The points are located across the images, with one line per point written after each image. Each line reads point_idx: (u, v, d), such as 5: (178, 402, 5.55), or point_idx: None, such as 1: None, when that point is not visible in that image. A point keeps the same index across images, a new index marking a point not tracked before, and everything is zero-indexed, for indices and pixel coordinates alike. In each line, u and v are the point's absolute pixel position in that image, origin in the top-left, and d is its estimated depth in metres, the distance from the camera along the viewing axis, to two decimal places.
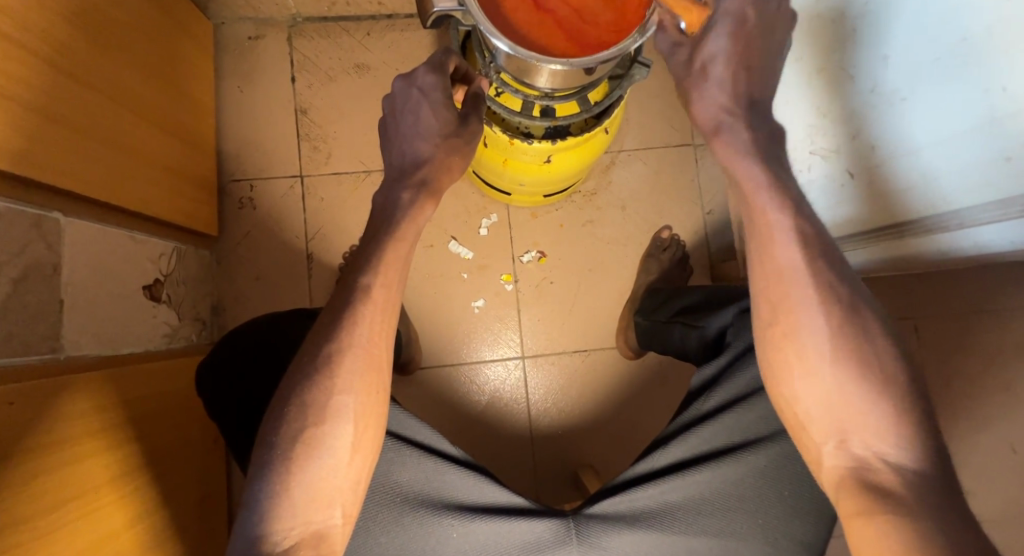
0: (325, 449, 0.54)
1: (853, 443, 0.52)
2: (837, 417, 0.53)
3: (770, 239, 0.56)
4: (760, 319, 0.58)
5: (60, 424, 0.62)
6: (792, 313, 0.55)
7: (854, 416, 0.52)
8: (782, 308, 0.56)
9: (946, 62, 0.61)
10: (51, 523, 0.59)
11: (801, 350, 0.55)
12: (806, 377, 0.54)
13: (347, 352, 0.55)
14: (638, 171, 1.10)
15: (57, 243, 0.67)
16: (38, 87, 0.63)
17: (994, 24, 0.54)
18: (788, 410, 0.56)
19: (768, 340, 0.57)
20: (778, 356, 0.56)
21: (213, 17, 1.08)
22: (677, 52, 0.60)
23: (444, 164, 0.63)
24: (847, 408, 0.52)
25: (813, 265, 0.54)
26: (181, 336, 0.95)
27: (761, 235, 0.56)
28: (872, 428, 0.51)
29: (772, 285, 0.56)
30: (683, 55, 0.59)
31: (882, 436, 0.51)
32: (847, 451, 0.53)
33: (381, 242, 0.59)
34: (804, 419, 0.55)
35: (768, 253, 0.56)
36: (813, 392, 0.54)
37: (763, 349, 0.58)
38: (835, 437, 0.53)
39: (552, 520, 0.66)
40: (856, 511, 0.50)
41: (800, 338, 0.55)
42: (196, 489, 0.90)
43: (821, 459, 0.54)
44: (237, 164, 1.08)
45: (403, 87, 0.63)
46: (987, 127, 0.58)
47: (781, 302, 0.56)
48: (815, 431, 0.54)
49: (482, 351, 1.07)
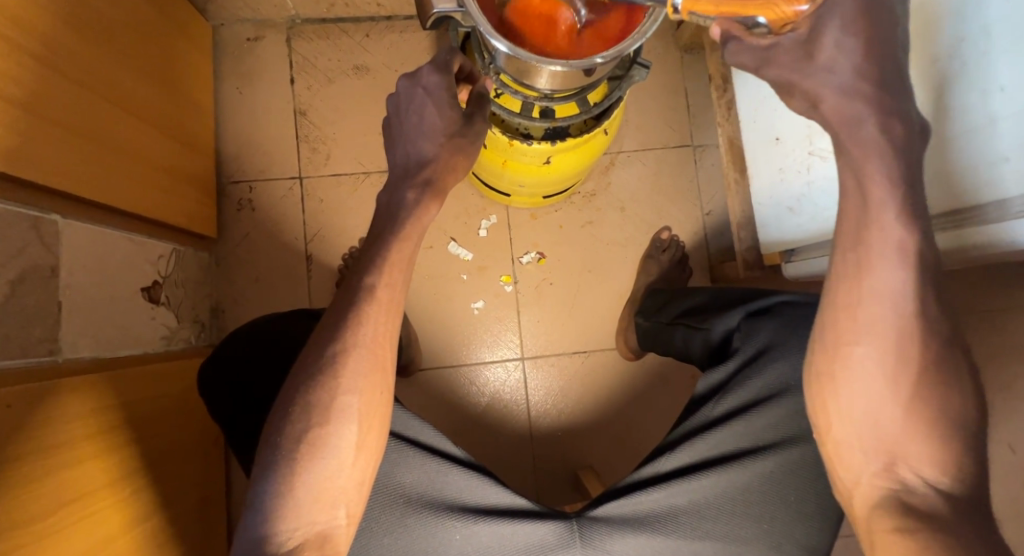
0: (329, 450, 0.54)
1: (901, 468, 0.50)
2: (885, 440, 0.50)
3: (868, 252, 0.47)
4: (834, 331, 0.51)
5: (56, 427, 0.61)
6: (875, 335, 0.49)
7: (904, 439, 0.49)
8: (868, 328, 0.49)
9: (960, 56, 0.59)
10: (48, 527, 0.58)
11: (866, 372, 0.49)
12: (862, 396, 0.50)
13: (352, 352, 0.55)
14: (638, 172, 1.11)
15: (54, 245, 0.67)
16: (31, 87, 0.62)
17: (994, 25, 0.55)
18: (837, 430, 0.53)
19: (838, 354, 0.51)
20: (845, 371, 0.51)
21: (213, 18, 1.08)
22: (775, 55, 0.48)
23: (448, 164, 0.63)
24: (900, 431, 0.49)
25: (914, 288, 0.47)
26: (179, 339, 0.94)
27: (869, 249, 0.47)
28: (917, 450, 0.48)
29: (850, 294, 0.49)
30: (788, 55, 0.47)
31: (922, 465, 0.48)
32: (892, 474, 0.50)
33: (387, 242, 0.58)
34: (853, 440, 0.52)
35: (868, 268, 0.48)
36: (864, 411, 0.50)
37: (824, 362, 0.53)
38: (884, 460, 0.50)
39: (555, 523, 0.66)
40: None
41: (868, 358, 0.49)
42: (196, 491, 0.90)
43: (859, 477, 0.52)
44: (236, 165, 1.08)
45: (408, 87, 0.63)
46: (1004, 121, 0.55)
47: (869, 323, 0.49)
48: (863, 453, 0.51)
49: (482, 352, 1.07)
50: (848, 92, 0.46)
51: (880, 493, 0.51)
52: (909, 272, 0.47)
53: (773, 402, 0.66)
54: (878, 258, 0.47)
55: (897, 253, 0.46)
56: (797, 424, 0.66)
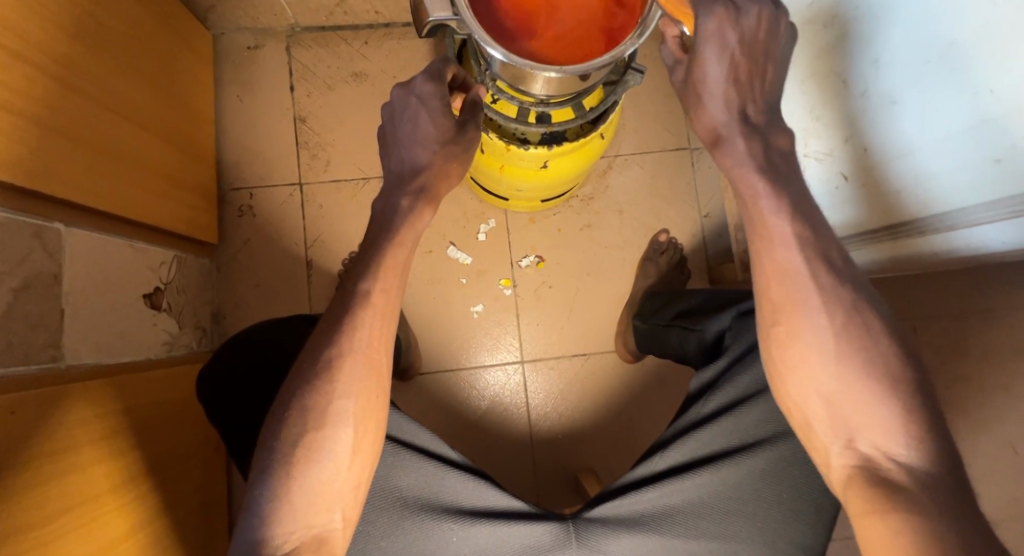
0: (325, 453, 0.54)
1: (860, 443, 0.52)
2: (843, 416, 0.52)
3: (771, 241, 0.53)
4: (765, 318, 0.55)
5: (60, 432, 0.62)
6: (790, 317, 0.54)
7: (861, 413, 0.51)
8: (784, 308, 0.54)
9: (950, 57, 0.58)
10: (50, 533, 0.58)
11: (805, 351, 0.53)
12: (811, 377, 0.53)
13: (347, 357, 0.56)
14: (634, 175, 1.11)
15: (57, 253, 0.68)
16: (36, 99, 0.63)
17: (981, 28, 0.53)
18: (796, 411, 0.55)
19: (772, 338, 0.55)
20: (783, 354, 0.55)
21: (214, 28, 1.09)
22: (677, 70, 0.58)
23: (443, 171, 0.64)
24: (853, 405, 0.52)
25: (813, 270, 0.53)
26: (180, 344, 0.95)
27: (762, 239, 0.54)
28: (879, 429, 0.51)
29: (773, 284, 0.54)
30: (680, 75, 0.58)
31: (890, 447, 0.50)
32: (854, 451, 0.52)
33: (381, 248, 0.59)
34: (814, 420, 0.54)
35: (768, 255, 0.54)
36: (817, 391, 0.53)
37: (767, 348, 0.56)
38: (844, 437, 0.52)
39: (552, 524, 0.66)
40: (869, 512, 0.49)
41: (804, 337, 0.53)
42: (198, 496, 0.91)
43: (829, 460, 0.54)
44: (237, 172, 1.09)
45: (402, 96, 0.64)
46: (974, 128, 0.57)
47: (788, 304, 0.54)
48: (826, 433, 0.53)
49: (482, 356, 1.07)
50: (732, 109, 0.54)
51: (847, 472, 0.52)
52: (808, 256, 0.53)
53: (762, 401, 0.67)
54: (778, 245, 0.53)
55: (790, 239, 0.53)
56: (785, 421, 0.66)
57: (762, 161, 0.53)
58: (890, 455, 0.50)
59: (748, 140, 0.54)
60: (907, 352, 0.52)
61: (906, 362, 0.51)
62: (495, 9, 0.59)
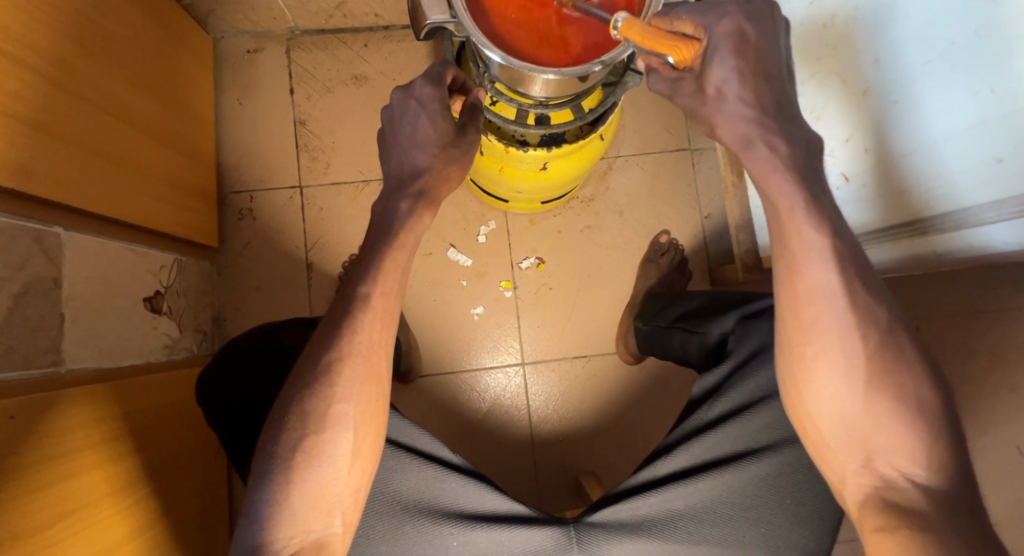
0: (325, 458, 0.54)
1: (878, 463, 0.52)
2: (863, 437, 0.52)
3: (799, 258, 0.53)
4: (785, 332, 0.55)
5: (60, 436, 0.62)
6: (822, 336, 0.53)
7: (878, 430, 0.51)
8: (813, 328, 0.53)
9: (952, 54, 0.57)
10: (50, 537, 0.58)
11: (830, 371, 0.53)
12: (832, 397, 0.53)
13: (347, 361, 0.56)
14: (634, 176, 1.11)
15: (58, 257, 0.68)
16: (35, 104, 0.63)
17: (983, 26, 0.53)
18: (813, 431, 0.55)
19: (795, 358, 0.55)
20: (806, 374, 0.54)
21: (213, 31, 1.10)
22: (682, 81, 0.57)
23: (443, 173, 0.64)
24: (873, 424, 0.51)
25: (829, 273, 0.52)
26: (180, 348, 0.95)
27: (793, 255, 0.53)
28: (896, 447, 0.51)
29: (802, 306, 0.53)
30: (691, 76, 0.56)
31: (905, 464, 0.50)
32: (872, 470, 0.52)
33: (380, 252, 0.59)
34: (830, 440, 0.54)
35: (798, 270, 0.53)
36: (836, 411, 0.53)
37: (787, 367, 0.56)
38: (862, 456, 0.52)
39: (553, 529, 0.66)
40: (879, 526, 0.50)
41: (829, 358, 0.53)
42: (197, 499, 0.90)
43: (844, 477, 0.54)
44: (236, 175, 1.10)
45: (401, 99, 0.64)
46: (977, 129, 0.57)
47: (812, 322, 0.53)
48: (841, 452, 0.53)
49: (482, 359, 1.07)
50: (734, 114, 0.54)
51: (863, 491, 0.52)
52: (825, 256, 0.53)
53: (764, 404, 0.66)
54: (811, 261, 0.52)
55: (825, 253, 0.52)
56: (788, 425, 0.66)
57: (769, 161, 0.53)
58: (899, 465, 0.50)
59: (769, 139, 0.53)
60: (910, 359, 0.52)
61: (912, 369, 0.51)
62: (496, 13, 0.59)
